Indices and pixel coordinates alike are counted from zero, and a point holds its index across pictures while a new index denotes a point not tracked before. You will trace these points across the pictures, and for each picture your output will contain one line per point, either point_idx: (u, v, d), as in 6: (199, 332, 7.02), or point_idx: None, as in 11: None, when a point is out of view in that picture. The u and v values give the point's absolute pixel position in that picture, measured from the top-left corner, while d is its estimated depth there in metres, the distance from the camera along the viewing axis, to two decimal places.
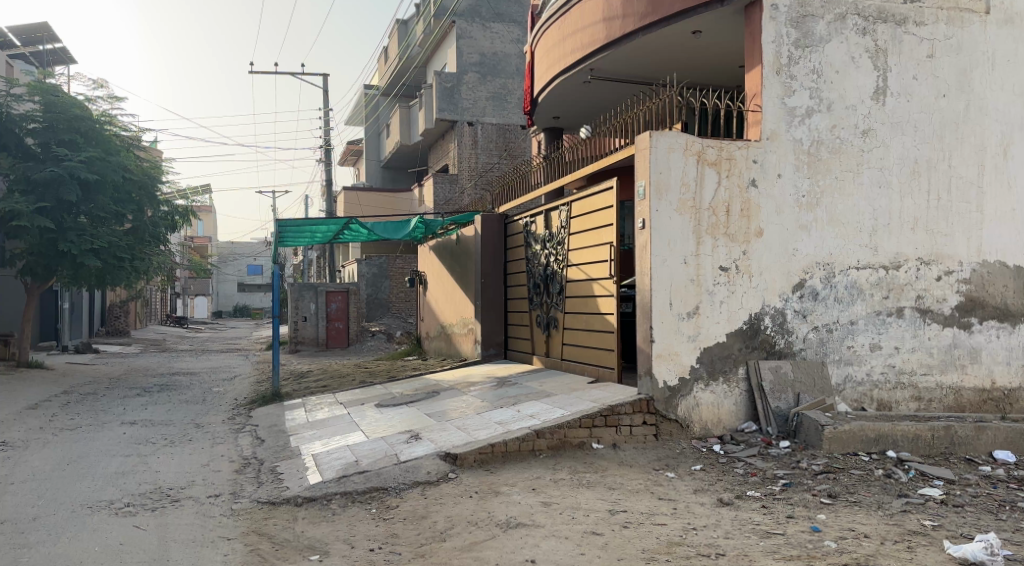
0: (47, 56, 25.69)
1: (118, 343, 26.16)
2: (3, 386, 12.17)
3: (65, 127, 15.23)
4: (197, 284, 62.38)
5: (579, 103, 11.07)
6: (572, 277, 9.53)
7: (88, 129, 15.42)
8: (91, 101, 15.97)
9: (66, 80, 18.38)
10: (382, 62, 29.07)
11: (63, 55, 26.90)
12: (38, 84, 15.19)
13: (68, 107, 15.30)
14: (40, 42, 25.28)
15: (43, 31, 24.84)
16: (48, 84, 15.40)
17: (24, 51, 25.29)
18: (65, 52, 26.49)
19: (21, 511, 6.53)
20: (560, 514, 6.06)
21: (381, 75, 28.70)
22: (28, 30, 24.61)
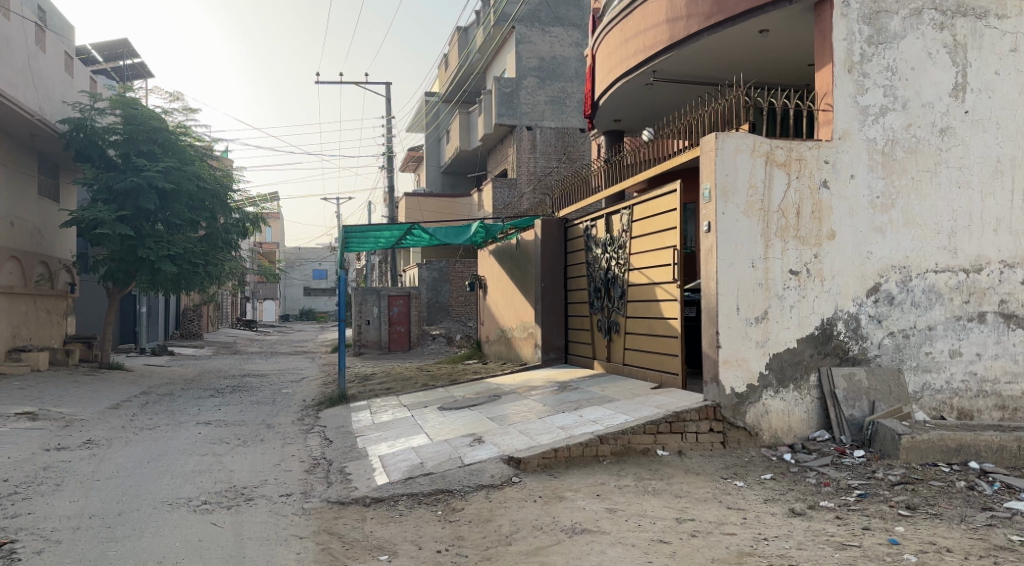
0: (127, 71, 26.93)
1: (192, 345, 27.19)
2: (89, 387, 12.79)
3: (144, 139, 15.88)
4: (265, 288, 64.26)
5: (641, 105, 10.96)
6: (634, 281, 9.44)
7: (165, 140, 16.09)
8: (168, 114, 16.62)
9: (144, 93, 19.20)
10: (442, 69, 29.46)
11: (142, 70, 28.14)
12: (120, 97, 15.83)
13: (146, 119, 15.93)
14: (121, 58, 26.53)
15: (122, 47, 26.04)
16: (129, 98, 16.07)
17: (106, 67, 26.60)
18: (143, 66, 27.70)
19: (108, 506, 6.83)
20: (625, 521, 6.01)
21: (442, 82, 29.07)
22: (109, 47, 25.87)
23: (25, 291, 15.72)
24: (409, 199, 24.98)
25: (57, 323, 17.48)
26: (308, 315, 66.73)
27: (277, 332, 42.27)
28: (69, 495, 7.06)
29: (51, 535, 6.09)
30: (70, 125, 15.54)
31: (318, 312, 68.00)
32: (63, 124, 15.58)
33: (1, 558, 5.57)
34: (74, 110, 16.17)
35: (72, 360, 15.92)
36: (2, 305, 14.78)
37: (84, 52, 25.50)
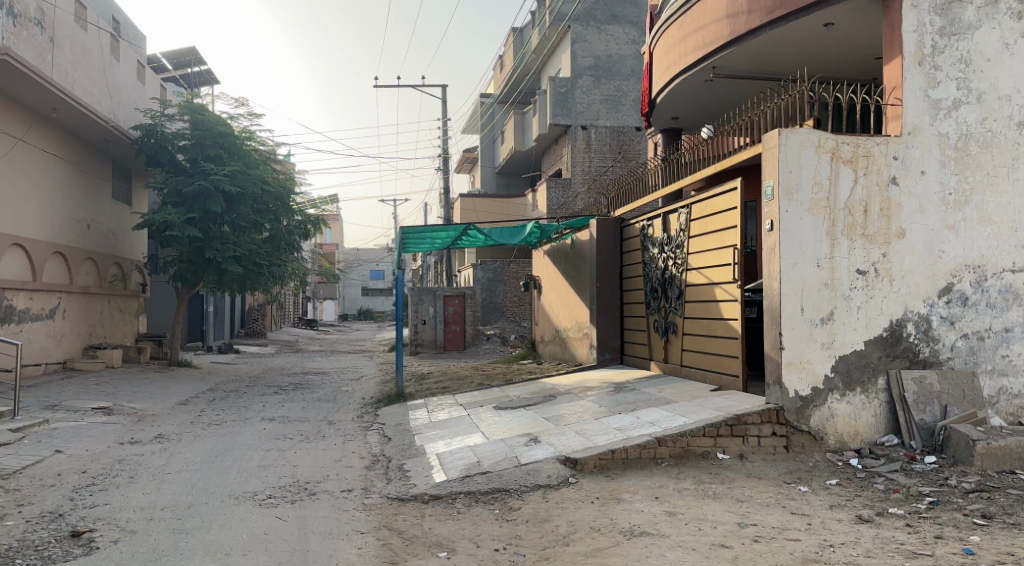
0: (194, 78, 27.92)
1: (255, 343, 28.02)
2: (160, 383, 13.32)
3: (211, 144, 16.45)
4: (324, 289, 65.73)
5: (700, 102, 10.81)
6: (692, 282, 9.31)
7: (231, 145, 16.62)
8: (233, 119, 17.15)
9: (211, 99, 19.87)
10: (497, 70, 29.58)
11: (209, 77, 29.12)
12: (189, 104, 16.50)
13: (213, 125, 16.50)
14: (189, 65, 27.53)
15: (189, 54, 27.03)
16: (197, 104, 16.64)
17: (174, 74, 27.63)
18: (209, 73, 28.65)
19: (179, 498, 7.10)
20: (685, 524, 5.93)
21: (497, 84, 29.21)
22: (178, 55, 26.86)
23: (99, 291, 16.45)
24: (465, 200, 25.11)
25: (129, 322, 18.25)
26: (366, 314, 68.07)
27: (336, 332, 43.21)
28: (142, 488, 7.34)
29: (126, 525, 6.35)
30: (143, 132, 16.18)
31: (375, 312, 69.18)
32: (135, 131, 16.29)
33: (81, 547, 5.84)
34: (145, 117, 16.81)
35: (143, 357, 16.58)
36: (79, 305, 15.51)
37: (155, 61, 26.57)
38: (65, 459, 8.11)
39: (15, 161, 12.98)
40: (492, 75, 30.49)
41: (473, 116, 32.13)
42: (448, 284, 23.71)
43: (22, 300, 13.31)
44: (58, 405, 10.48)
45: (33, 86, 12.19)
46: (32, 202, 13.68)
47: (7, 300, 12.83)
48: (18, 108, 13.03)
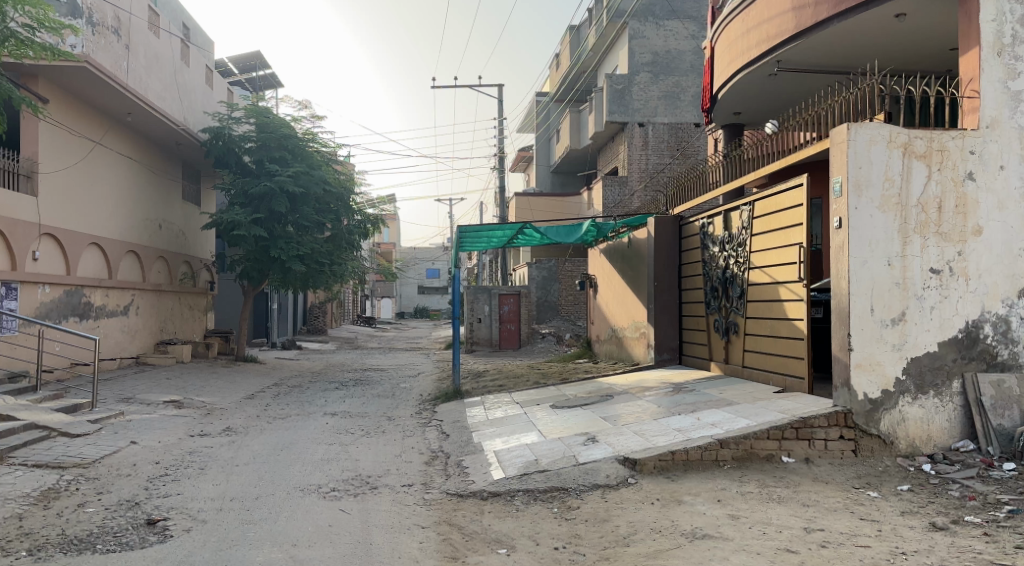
0: (259, 82, 28.76)
1: (316, 340, 28.69)
2: (226, 378, 13.74)
3: (276, 146, 16.89)
4: (382, 287, 66.63)
5: (763, 97, 10.59)
6: (755, 281, 9.15)
7: (295, 146, 17.02)
8: (297, 121, 17.57)
9: (275, 101, 20.40)
10: (553, 69, 29.55)
11: (274, 81, 29.94)
12: (254, 107, 16.96)
13: (277, 127, 16.95)
14: (254, 70, 28.39)
15: (255, 59, 27.86)
16: (262, 107, 17.08)
17: (241, 78, 28.52)
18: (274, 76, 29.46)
19: (247, 490, 7.30)
20: (749, 528, 5.82)
21: (554, 82, 29.14)
22: (245, 59, 27.71)
23: (171, 289, 17.10)
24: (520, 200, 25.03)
25: (198, 318, 18.92)
26: (422, 313, 68.83)
27: (394, 329, 43.90)
28: (212, 479, 7.58)
29: (197, 515, 6.57)
30: (211, 134, 16.75)
31: (430, 311, 69.76)
32: (204, 133, 16.85)
33: (156, 534, 6.08)
34: (213, 119, 17.36)
35: (211, 353, 17.15)
36: (152, 302, 16.15)
37: (222, 66, 27.51)
38: (139, 449, 8.45)
39: (93, 164, 13.60)
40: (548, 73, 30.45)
41: (528, 116, 32.17)
42: (504, 283, 23.82)
43: (99, 297, 13.94)
44: (133, 398, 10.94)
45: (110, 92, 12.76)
46: (109, 203, 14.31)
47: (86, 297, 13.45)
48: (96, 113, 13.64)
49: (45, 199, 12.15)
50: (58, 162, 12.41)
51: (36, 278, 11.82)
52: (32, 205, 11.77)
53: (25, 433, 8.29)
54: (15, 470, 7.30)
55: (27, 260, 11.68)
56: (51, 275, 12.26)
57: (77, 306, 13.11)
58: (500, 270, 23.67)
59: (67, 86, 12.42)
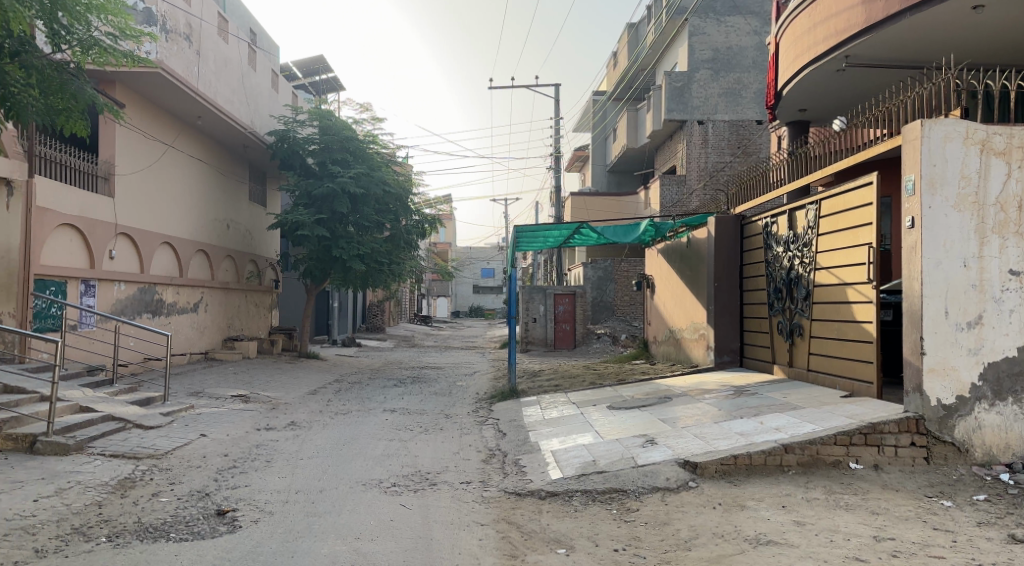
0: (322, 85, 29.45)
1: (374, 337, 29.23)
2: (289, 374, 14.09)
3: (339, 148, 17.25)
4: (437, 286, 67.38)
5: (830, 93, 10.31)
6: (821, 282, 8.94)
7: (356, 148, 17.35)
8: (358, 123, 17.91)
9: (338, 104, 20.87)
10: (611, 68, 29.41)
11: (337, 84, 30.59)
12: (317, 110, 17.36)
13: (340, 129, 17.32)
14: (318, 73, 29.10)
15: (319, 62, 28.59)
16: (325, 110, 17.43)
17: (305, 81, 29.25)
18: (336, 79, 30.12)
19: (312, 483, 7.47)
20: (815, 535, 5.68)
21: (612, 81, 28.96)
22: (309, 63, 28.42)
23: (238, 287, 17.64)
24: (574, 200, 24.96)
25: (264, 315, 19.50)
26: (476, 312, 69.39)
27: (449, 328, 44.31)
28: (278, 472, 7.79)
29: (265, 506, 6.76)
30: (277, 137, 17.21)
31: (484, 310, 70.17)
32: (270, 136, 17.33)
33: (226, 524, 6.27)
34: (279, 122, 17.83)
35: (276, 349, 17.60)
36: (219, 300, 16.67)
37: (287, 70, 28.26)
38: (209, 441, 8.74)
39: (166, 166, 14.12)
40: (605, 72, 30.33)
41: (584, 115, 32.06)
42: (560, 283, 23.77)
43: (171, 294, 14.47)
44: (202, 392, 11.34)
45: (182, 96, 13.25)
46: (181, 204, 14.84)
47: (158, 294, 13.96)
48: (169, 118, 14.17)
49: (121, 200, 12.68)
50: (134, 164, 12.95)
51: (112, 277, 12.34)
52: (109, 206, 12.30)
53: (102, 424, 8.67)
54: (94, 459, 7.65)
55: (104, 259, 12.22)
56: (126, 273, 12.78)
57: (150, 303, 13.63)
58: (556, 270, 23.65)
59: (143, 91, 12.94)
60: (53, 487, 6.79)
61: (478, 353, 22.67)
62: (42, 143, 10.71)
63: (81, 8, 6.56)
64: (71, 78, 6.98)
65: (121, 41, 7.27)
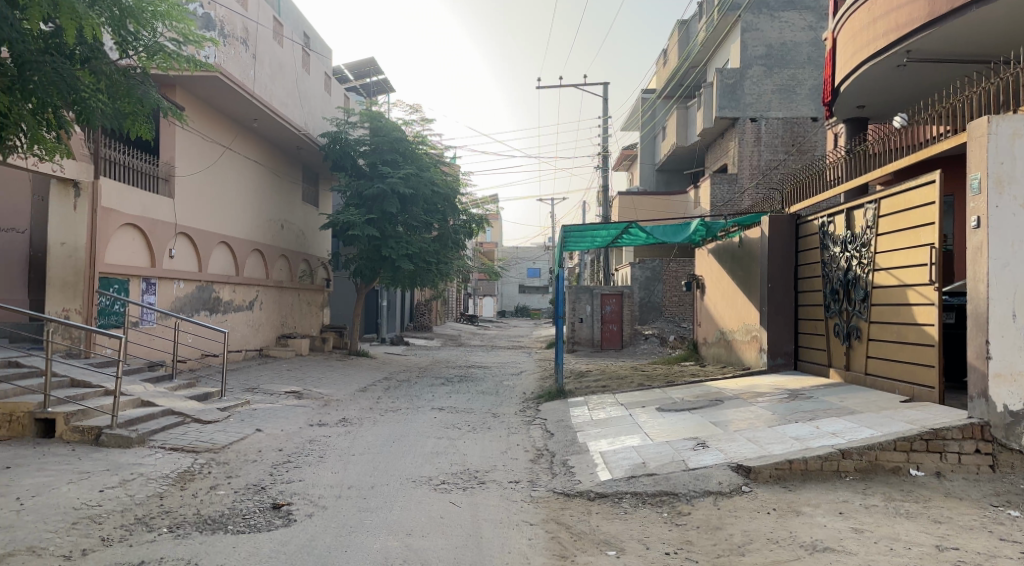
0: (372, 87, 29.85)
1: (423, 336, 29.53)
2: (340, 371, 14.33)
3: (389, 148, 17.48)
4: (483, 286, 67.73)
5: (890, 89, 10.01)
6: (881, 283, 8.70)
7: (406, 149, 17.56)
8: (408, 125, 18.10)
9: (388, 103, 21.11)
10: (660, 65, 29.13)
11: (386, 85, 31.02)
12: (368, 112, 17.62)
13: (390, 130, 17.54)
14: (368, 75, 29.54)
15: (369, 65, 29.01)
16: (375, 111, 17.70)
17: (355, 83, 29.75)
18: (385, 81, 30.53)
19: (363, 478, 7.58)
20: (875, 543, 5.53)
21: (661, 80, 28.68)
22: (359, 65, 28.86)
23: (291, 286, 18.01)
24: (622, 199, 24.83)
25: (314, 314, 19.86)
26: (522, 312, 69.59)
27: (495, 328, 44.50)
28: (331, 467, 7.93)
29: (318, 501, 6.88)
30: (329, 139, 17.52)
31: (531, 310, 70.21)
32: (323, 138, 17.64)
33: (281, 518, 6.40)
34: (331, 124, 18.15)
35: (327, 346, 17.90)
36: (274, 298, 17.05)
37: (339, 72, 28.76)
38: (264, 436, 8.95)
39: (223, 167, 14.50)
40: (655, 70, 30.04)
41: (633, 113, 31.84)
42: (607, 283, 23.64)
43: (227, 293, 14.84)
44: (257, 388, 11.60)
45: (240, 100, 13.59)
46: (237, 204, 15.21)
47: (215, 292, 14.33)
48: (227, 120, 14.55)
49: (181, 201, 13.06)
50: (192, 166, 13.32)
51: (172, 276, 12.73)
52: (169, 207, 12.67)
53: (163, 418, 8.95)
54: (155, 452, 7.89)
55: (165, 258, 12.60)
56: (185, 272, 13.17)
57: (208, 301, 14.00)
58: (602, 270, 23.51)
59: (202, 95, 13.33)
60: (118, 478, 7.03)
61: (524, 353, 22.67)
62: (106, 145, 11.12)
63: (147, 15, 6.81)
64: (137, 83, 7.21)
65: (182, 46, 7.49)
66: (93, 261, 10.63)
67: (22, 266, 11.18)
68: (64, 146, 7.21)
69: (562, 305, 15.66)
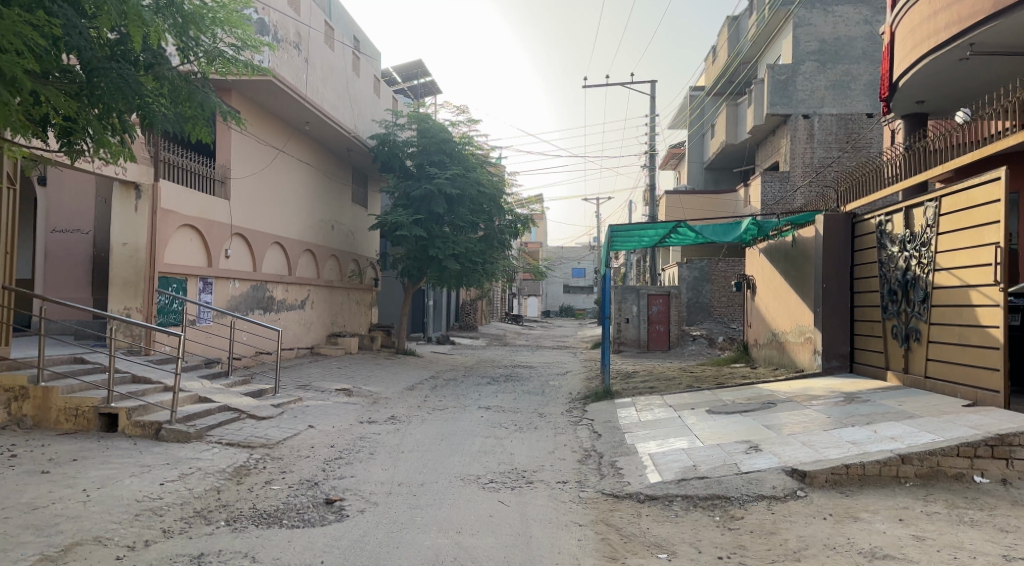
0: (420, 89, 30.15)
1: (468, 335, 29.70)
2: (389, 370, 14.51)
3: (436, 149, 17.64)
4: (528, 286, 67.80)
5: (952, 83, 9.71)
6: (941, 284, 8.45)
7: (452, 150, 17.72)
8: (455, 126, 18.24)
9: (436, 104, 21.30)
10: (709, 62, 28.76)
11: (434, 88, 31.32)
12: (416, 114, 17.84)
13: (437, 132, 17.72)
14: (416, 77, 29.88)
15: (416, 68, 29.29)
16: (423, 113, 17.90)
17: (403, 86, 30.14)
18: (433, 83, 30.84)
19: (414, 476, 7.67)
20: (938, 551, 5.37)
21: (710, 77, 28.33)
22: (407, 67, 29.18)
23: (340, 285, 18.30)
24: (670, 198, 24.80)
25: (362, 313, 20.14)
26: (567, 312, 69.53)
27: (540, 328, 44.48)
28: (382, 464, 8.03)
29: (370, 497, 6.97)
30: (378, 141, 17.80)
31: (575, 310, 70.03)
32: (372, 140, 17.93)
33: (334, 513, 6.50)
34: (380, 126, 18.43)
35: (374, 345, 18.13)
36: (324, 297, 17.34)
37: (387, 75, 29.16)
38: (316, 433, 9.12)
39: (277, 169, 14.83)
40: (704, 67, 29.70)
41: (681, 111, 31.53)
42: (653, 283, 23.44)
43: (281, 292, 15.15)
44: (309, 385, 11.81)
45: (292, 103, 13.87)
46: (290, 205, 15.53)
47: (269, 291, 14.64)
48: (281, 124, 14.88)
49: (237, 202, 13.40)
50: (248, 168, 13.65)
51: (227, 275, 13.06)
52: (225, 208, 12.99)
53: (219, 414, 9.18)
54: (211, 447, 8.11)
55: (221, 258, 12.94)
56: (240, 271, 13.50)
57: (262, 300, 14.33)
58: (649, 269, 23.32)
59: (258, 99, 13.68)
60: (177, 472, 7.24)
61: (569, 353, 22.66)
62: (166, 149, 11.47)
63: (207, 21, 7.00)
64: (198, 89, 7.40)
65: (241, 52, 7.65)
66: (153, 261, 10.97)
67: (87, 265, 11.65)
68: (126, 151, 7.27)
69: (609, 305, 15.60)
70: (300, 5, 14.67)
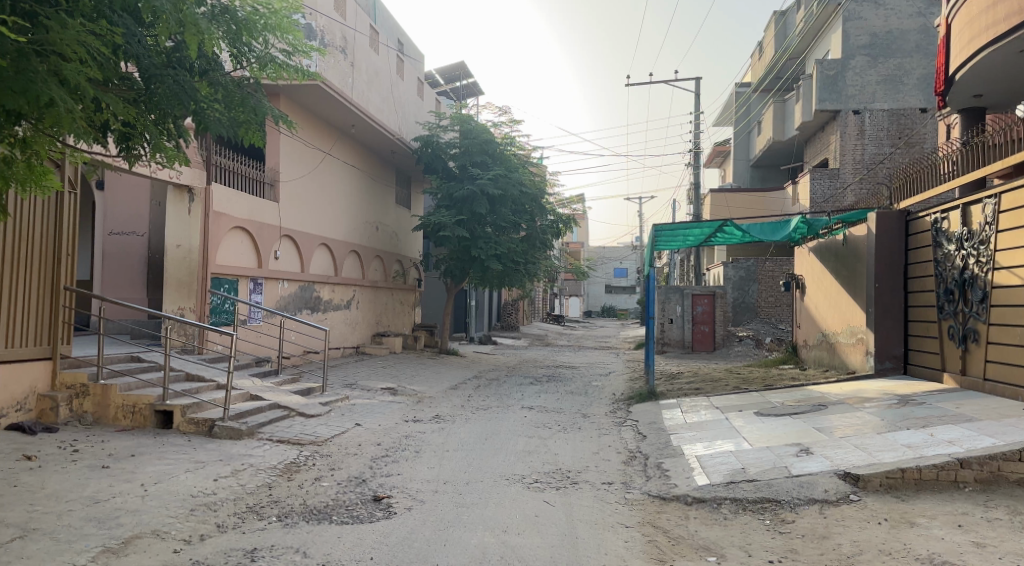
0: (462, 91, 30.30)
1: (510, 336, 29.78)
2: (433, 369, 14.63)
3: (478, 151, 17.72)
4: (569, 286, 67.66)
5: (1013, 76, 9.39)
6: (1001, 283, 8.20)
7: (495, 151, 17.78)
8: (498, 127, 18.31)
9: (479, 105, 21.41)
10: (756, 58, 28.31)
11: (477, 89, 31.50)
12: (459, 115, 17.97)
13: (480, 133, 17.80)
14: (459, 79, 30.07)
15: (458, 70, 29.44)
16: (465, 115, 18.02)
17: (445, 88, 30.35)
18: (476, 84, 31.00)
19: (460, 474, 7.72)
20: (1000, 559, 5.20)
21: (757, 73, 27.90)
22: (449, 69, 29.36)
23: (384, 286, 18.49)
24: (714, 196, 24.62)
25: (405, 313, 20.33)
26: (608, 313, 69.18)
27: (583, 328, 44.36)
28: (428, 462, 8.10)
29: (417, 495, 7.03)
30: (422, 143, 18.00)
31: (616, 310, 69.65)
32: (415, 142, 18.12)
33: (382, 510, 6.58)
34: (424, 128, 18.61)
35: (418, 345, 18.29)
36: (369, 297, 17.56)
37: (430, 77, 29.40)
38: (363, 431, 9.23)
39: (325, 172, 15.09)
40: (750, 64, 29.25)
41: (727, 109, 31.12)
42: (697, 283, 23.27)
43: (327, 292, 15.39)
44: (355, 384, 11.97)
45: (339, 107, 14.09)
46: (336, 207, 15.78)
47: (316, 292, 14.89)
48: (328, 127, 15.14)
49: (286, 204, 13.66)
50: (296, 171, 13.92)
51: (276, 275, 13.32)
52: (274, 210, 13.24)
53: (270, 412, 9.37)
54: (262, 444, 8.28)
55: (270, 259, 13.20)
56: (289, 272, 13.76)
57: (309, 300, 14.57)
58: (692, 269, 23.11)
59: (306, 104, 13.95)
60: (230, 468, 7.41)
61: (611, 353, 22.81)
62: (218, 153, 11.78)
63: (260, 27, 7.15)
64: (251, 93, 7.57)
65: (292, 57, 7.80)
66: (206, 261, 11.25)
67: (142, 267, 11.97)
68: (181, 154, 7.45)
69: (654, 305, 15.45)
70: (346, 10, 14.89)
